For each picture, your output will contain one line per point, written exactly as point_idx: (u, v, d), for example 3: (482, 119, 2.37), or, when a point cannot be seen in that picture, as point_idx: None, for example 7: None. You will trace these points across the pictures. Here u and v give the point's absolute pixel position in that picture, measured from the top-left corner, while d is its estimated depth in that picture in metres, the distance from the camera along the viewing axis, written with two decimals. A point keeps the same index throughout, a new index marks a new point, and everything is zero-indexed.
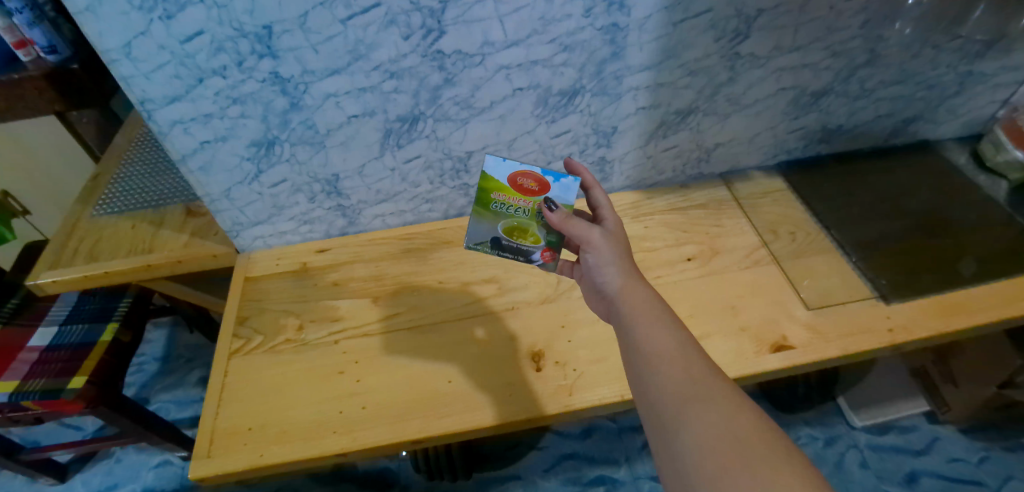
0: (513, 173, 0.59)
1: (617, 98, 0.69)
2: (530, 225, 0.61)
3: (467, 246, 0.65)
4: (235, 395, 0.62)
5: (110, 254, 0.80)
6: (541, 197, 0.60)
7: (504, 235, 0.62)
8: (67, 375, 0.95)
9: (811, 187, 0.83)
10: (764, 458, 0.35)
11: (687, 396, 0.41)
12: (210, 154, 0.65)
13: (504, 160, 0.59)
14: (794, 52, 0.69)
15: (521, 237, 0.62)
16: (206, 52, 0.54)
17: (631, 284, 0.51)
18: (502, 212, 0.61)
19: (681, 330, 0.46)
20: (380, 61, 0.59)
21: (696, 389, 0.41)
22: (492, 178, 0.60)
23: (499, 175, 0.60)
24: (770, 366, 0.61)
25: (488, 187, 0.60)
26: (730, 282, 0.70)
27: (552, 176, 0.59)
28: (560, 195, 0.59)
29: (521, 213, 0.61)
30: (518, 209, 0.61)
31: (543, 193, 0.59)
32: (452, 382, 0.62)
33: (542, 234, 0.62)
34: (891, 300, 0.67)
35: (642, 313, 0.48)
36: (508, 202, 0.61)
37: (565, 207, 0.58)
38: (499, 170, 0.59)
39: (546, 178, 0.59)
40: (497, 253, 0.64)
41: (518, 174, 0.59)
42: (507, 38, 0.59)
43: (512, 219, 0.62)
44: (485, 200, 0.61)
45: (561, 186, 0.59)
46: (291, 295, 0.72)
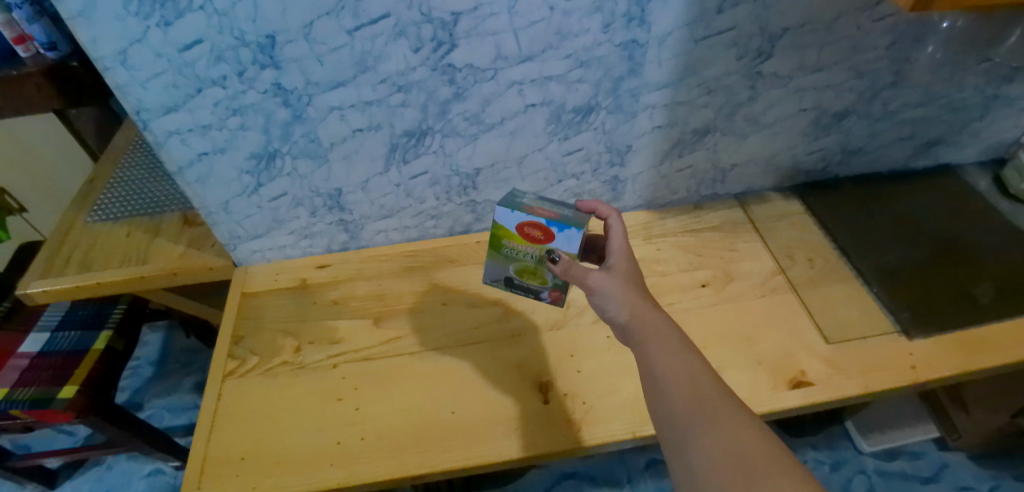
0: (519, 221, 0.54)
1: (632, 116, 0.66)
2: (539, 269, 0.60)
3: (484, 280, 0.67)
4: (228, 420, 0.59)
5: (103, 262, 0.77)
6: (547, 245, 0.54)
7: (515, 275, 0.63)
8: (59, 383, 0.91)
9: (830, 210, 0.80)
10: (769, 475, 0.35)
11: (694, 415, 0.41)
12: (207, 166, 0.62)
13: (509, 211, 0.53)
14: (816, 72, 0.67)
15: (530, 278, 0.63)
16: (205, 61, 0.52)
17: (646, 307, 0.48)
18: (511, 256, 0.60)
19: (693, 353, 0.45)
20: (387, 73, 0.56)
21: (706, 407, 0.41)
22: (500, 225, 0.55)
23: (506, 224, 0.54)
24: (789, 403, 0.58)
25: (500, 234, 0.56)
26: (746, 310, 0.67)
27: (555, 226, 0.52)
28: (564, 244, 0.53)
29: (527, 257, 0.59)
30: (527, 255, 0.58)
31: (549, 241, 0.54)
32: (455, 413, 0.59)
33: (550, 278, 0.61)
34: (913, 336, 0.64)
35: (658, 334, 0.46)
36: (517, 248, 0.58)
37: (571, 256, 0.53)
38: (505, 219, 0.54)
39: (550, 228, 0.52)
40: (509, 286, 0.67)
41: (523, 224, 0.53)
42: (521, 52, 0.56)
43: (521, 262, 0.60)
44: (496, 244, 0.58)
45: (564, 236, 0.52)
46: (288, 314, 0.69)
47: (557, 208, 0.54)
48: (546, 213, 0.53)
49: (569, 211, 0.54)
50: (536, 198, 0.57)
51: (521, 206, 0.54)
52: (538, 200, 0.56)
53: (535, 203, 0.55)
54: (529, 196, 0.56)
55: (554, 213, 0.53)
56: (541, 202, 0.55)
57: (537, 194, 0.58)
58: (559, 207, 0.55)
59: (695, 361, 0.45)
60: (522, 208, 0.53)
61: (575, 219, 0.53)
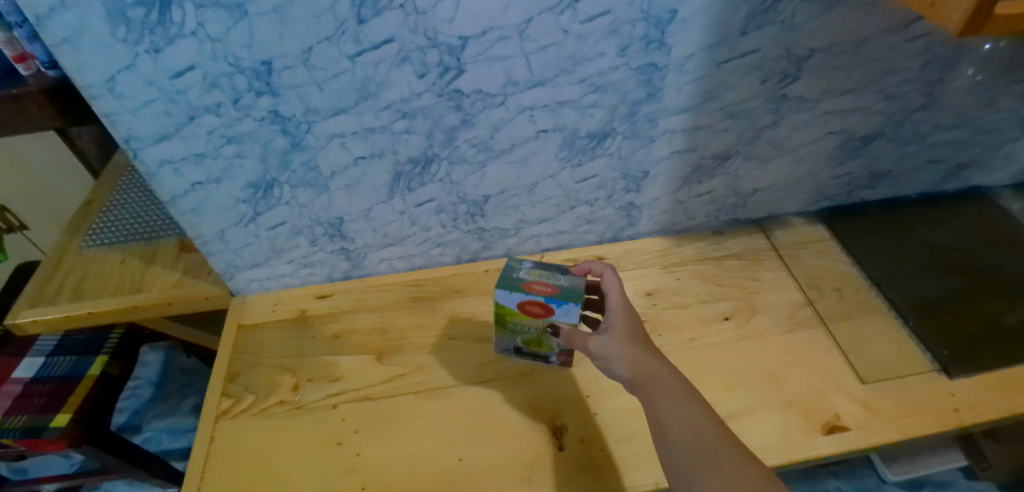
0: (520, 301, 0.53)
1: (650, 142, 0.63)
2: (544, 339, 0.59)
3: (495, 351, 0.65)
4: (220, 466, 0.55)
5: (95, 291, 0.74)
6: (549, 319, 0.54)
7: (523, 345, 0.61)
8: (51, 411, 0.88)
9: (857, 237, 0.76)
10: None
11: (694, 464, 0.42)
12: (202, 195, 0.59)
13: (508, 291, 0.52)
14: (844, 95, 0.63)
15: (538, 347, 0.61)
16: (198, 89, 0.48)
17: (647, 358, 0.49)
18: (515, 329, 0.58)
19: (691, 399, 0.46)
20: (391, 100, 0.53)
21: (706, 455, 0.42)
22: (502, 304, 0.55)
23: (508, 303, 0.54)
24: (823, 451, 0.53)
25: (503, 311, 0.56)
26: (772, 347, 0.63)
27: (553, 302, 0.51)
28: (564, 317, 0.52)
29: (531, 330, 0.58)
30: (530, 327, 0.57)
31: (550, 315, 0.54)
32: (462, 460, 0.55)
33: (557, 346, 0.59)
34: (955, 375, 0.60)
35: (656, 384, 0.47)
36: (520, 322, 0.57)
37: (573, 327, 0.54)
38: (506, 298, 0.53)
39: (549, 304, 0.52)
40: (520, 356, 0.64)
41: (523, 303, 0.53)
42: (532, 77, 0.53)
43: (526, 334, 0.59)
44: (500, 319, 0.58)
45: (564, 311, 0.52)
46: (286, 348, 0.66)
47: (554, 279, 0.54)
48: (544, 288, 0.53)
49: (566, 280, 0.54)
50: (532, 266, 0.57)
51: (519, 282, 0.54)
52: (536, 270, 0.56)
53: (533, 277, 0.55)
54: (526, 268, 0.56)
55: (552, 286, 0.53)
56: (538, 273, 0.55)
57: (533, 261, 0.58)
58: (557, 277, 0.55)
59: (695, 407, 0.46)
60: (521, 286, 0.53)
61: (572, 290, 0.53)
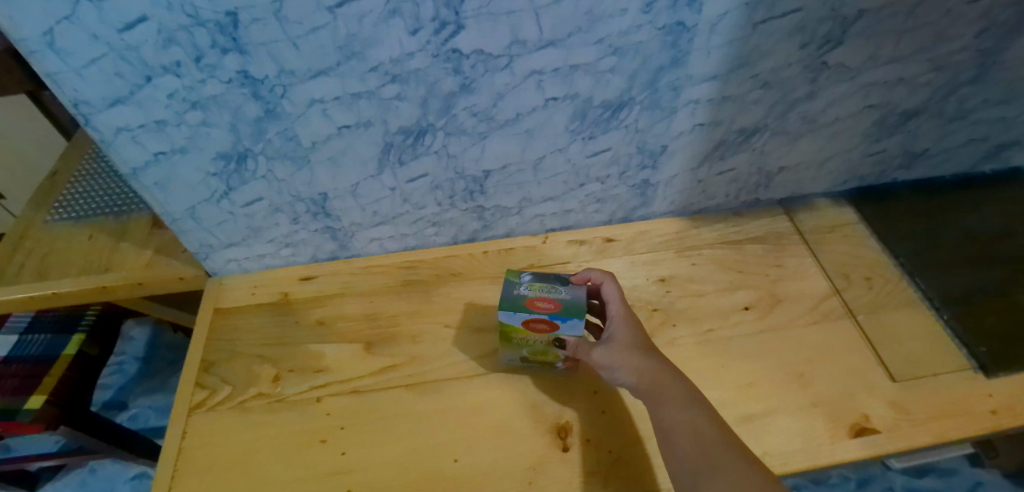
0: (524, 319, 0.49)
1: (671, 114, 0.56)
2: (549, 349, 0.53)
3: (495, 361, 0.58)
4: (195, 464, 0.51)
5: (60, 270, 0.68)
6: (554, 334, 0.50)
7: (527, 356, 0.55)
8: (24, 393, 0.83)
9: (888, 222, 0.71)
10: None
11: (698, 466, 0.41)
12: (167, 167, 0.52)
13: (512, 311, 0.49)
14: (891, 64, 0.56)
15: (543, 357, 0.54)
16: (153, 45, 0.41)
17: (652, 365, 0.47)
18: (518, 343, 0.53)
19: (696, 405, 0.45)
20: (378, 61, 0.45)
21: (711, 459, 0.40)
22: (504, 322, 0.50)
23: (511, 321, 0.50)
24: (850, 455, 0.49)
25: (504, 329, 0.51)
26: (795, 341, 0.58)
27: (559, 318, 0.48)
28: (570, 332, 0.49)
29: (537, 342, 0.52)
30: (535, 341, 0.52)
31: (555, 330, 0.50)
32: (458, 462, 0.50)
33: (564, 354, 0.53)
34: (994, 375, 0.56)
35: (660, 392, 0.46)
36: (524, 336, 0.51)
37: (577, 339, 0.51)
38: (509, 317, 0.49)
39: (555, 321, 0.49)
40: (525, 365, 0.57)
41: (527, 321, 0.49)
42: (542, 37, 0.46)
43: (530, 346, 0.53)
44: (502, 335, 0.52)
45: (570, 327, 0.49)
46: (267, 335, 0.61)
47: (556, 293, 0.51)
48: (547, 304, 0.50)
49: (567, 293, 0.51)
50: (531, 279, 0.54)
51: (521, 300, 0.50)
52: (536, 284, 0.53)
53: (534, 293, 0.51)
54: (526, 282, 0.53)
55: (555, 302, 0.50)
56: (539, 288, 0.52)
57: (531, 273, 0.55)
58: (558, 291, 0.52)
59: (700, 413, 0.44)
60: (523, 305, 0.50)
61: (575, 304, 0.50)
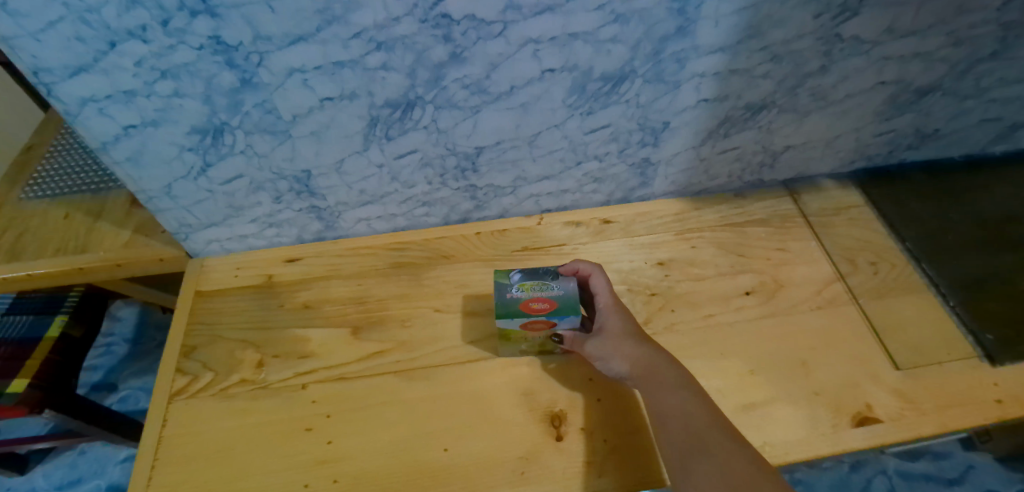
0: (522, 323, 0.49)
1: (675, 88, 0.53)
2: (547, 343, 0.53)
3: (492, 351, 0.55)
4: (176, 453, 0.49)
5: (34, 251, 0.65)
6: (552, 330, 0.50)
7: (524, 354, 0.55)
8: (7, 376, 0.81)
9: (896, 204, 0.68)
10: None
11: (690, 448, 0.40)
12: (139, 141, 0.49)
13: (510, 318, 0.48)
14: (908, 36, 0.53)
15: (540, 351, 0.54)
16: (114, 6, 0.37)
17: (643, 353, 0.46)
18: (515, 342, 0.52)
19: (686, 389, 0.44)
20: (362, 26, 0.42)
21: (699, 440, 0.40)
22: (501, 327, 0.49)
23: (510, 326, 0.49)
24: (853, 445, 0.48)
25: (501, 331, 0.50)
26: (799, 327, 0.56)
27: (557, 316, 0.48)
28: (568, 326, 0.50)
29: (534, 338, 0.52)
30: (533, 337, 0.51)
31: (553, 326, 0.50)
32: (448, 451, 0.48)
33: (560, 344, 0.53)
34: (1000, 363, 0.54)
35: (651, 378, 0.45)
36: (522, 336, 0.51)
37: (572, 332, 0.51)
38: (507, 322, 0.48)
39: (554, 319, 0.49)
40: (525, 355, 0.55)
41: (525, 323, 0.49)
42: (539, 2, 0.42)
43: (527, 343, 0.53)
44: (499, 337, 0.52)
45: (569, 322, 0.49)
46: (250, 319, 0.58)
47: (549, 289, 0.50)
48: (542, 305, 0.49)
49: (560, 289, 0.50)
50: (521, 276, 0.51)
51: (516, 304, 0.49)
52: (527, 283, 0.50)
53: (527, 294, 0.49)
54: (517, 283, 0.50)
55: (550, 301, 0.49)
56: (531, 287, 0.50)
57: (520, 270, 0.52)
58: (551, 287, 0.50)
59: (691, 397, 0.43)
60: (519, 309, 0.49)
61: (571, 299, 0.49)
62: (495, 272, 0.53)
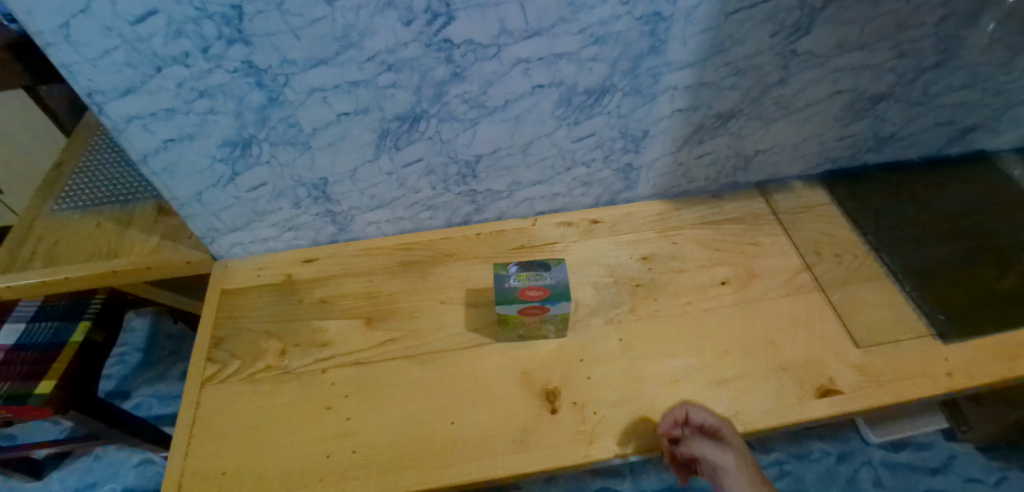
0: (519, 309, 0.55)
1: (651, 99, 0.59)
2: (541, 326, 0.59)
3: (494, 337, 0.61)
4: (209, 431, 0.55)
5: (70, 257, 0.71)
6: (544, 314, 0.56)
7: (521, 338, 0.60)
8: (35, 379, 0.86)
9: (859, 201, 0.75)
10: None
11: None
12: (175, 154, 0.55)
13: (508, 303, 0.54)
14: (857, 50, 0.59)
15: (535, 335, 0.60)
16: (162, 37, 0.44)
17: None
18: (513, 327, 0.58)
19: None
20: (374, 50, 0.49)
21: None
22: (501, 313, 0.56)
23: (509, 311, 0.55)
24: (818, 414, 0.53)
25: (501, 317, 0.57)
26: (770, 312, 0.62)
27: (550, 301, 0.54)
28: (559, 311, 0.55)
29: (530, 322, 0.58)
30: (529, 321, 0.57)
31: (546, 311, 0.56)
32: (454, 424, 0.54)
33: (552, 326, 0.59)
34: (949, 341, 0.60)
35: None
36: (520, 320, 0.57)
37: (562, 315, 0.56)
38: (507, 308, 0.55)
39: (547, 304, 0.55)
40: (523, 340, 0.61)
41: (522, 308, 0.55)
42: (528, 27, 0.49)
43: (523, 327, 0.59)
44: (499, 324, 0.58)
45: (559, 307, 0.55)
46: (272, 313, 0.64)
47: (542, 279, 0.57)
48: (536, 292, 0.55)
49: (551, 278, 0.56)
50: (518, 268, 0.59)
51: (514, 292, 0.56)
52: (523, 273, 0.58)
53: (523, 283, 0.56)
54: (514, 273, 0.57)
55: (543, 288, 0.56)
56: (526, 277, 0.57)
57: (516, 263, 0.59)
58: (544, 277, 0.57)
59: None
60: (517, 296, 0.55)
61: (561, 287, 0.55)
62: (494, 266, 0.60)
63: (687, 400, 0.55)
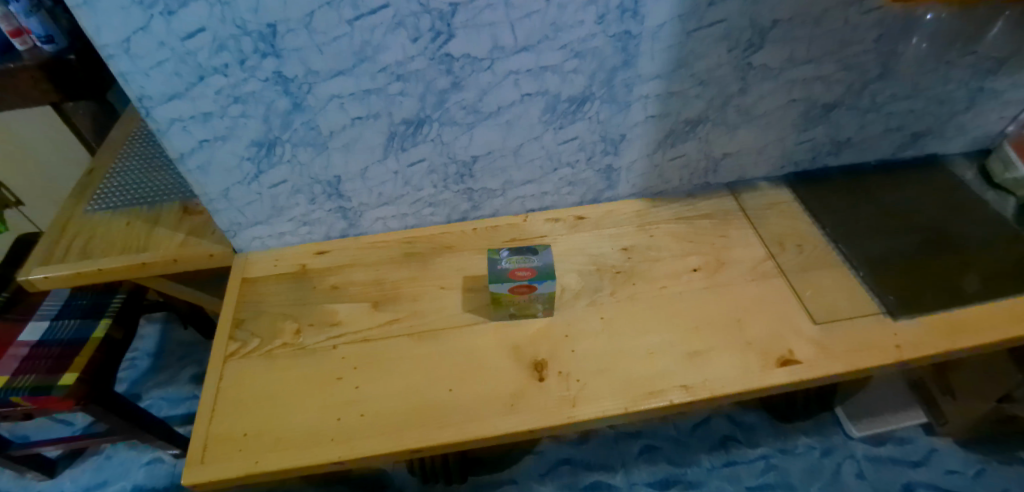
0: (510, 287, 0.62)
1: (626, 107, 0.68)
2: (531, 305, 0.66)
3: (489, 316, 0.68)
4: (231, 398, 0.61)
5: (103, 251, 0.78)
6: (533, 294, 0.63)
7: (512, 315, 0.67)
8: (59, 372, 0.92)
9: (819, 199, 0.83)
10: None
11: None
12: (209, 153, 0.63)
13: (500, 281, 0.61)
14: (806, 64, 0.67)
15: (526, 313, 0.67)
16: (207, 51, 0.52)
17: None
18: (505, 304, 0.65)
19: None
20: (386, 63, 0.57)
21: None
22: (494, 291, 0.63)
23: (501, 289, 0.62)
24: (778, 382, 0.59)
25: (494, 295, 0.64)
26: (736, 295, 0.69)
27: (537, 280, 0.62)
28: (546, 289, 0.63)
29: (520, 301, 0.65)
30: (520, 300, 0.64)
31: (534, 290, 0.63)
32: (452, 391, 0.60)
33: (540, 305, 0.66)
34: (898, 317, 0.66)
35: None
36: (512, 299, 0.64)
37: (549, 294, 0.63)
38: (499, 286, 0.62)
39: (535, 283, 0.62)
40: (515, 318, 0.68)
41: (513, 287, 0.62)
42: (516, 44, 0.58)
43: (514, 305, 0.66)
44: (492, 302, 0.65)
45: (546, 285, 0.62)
46: (288, 298, 0.72)
47: (530, 262, 0.65)
48: (524, 272, 0.63)
49: (538, 261, 0.64)
50: (509, 253, 0.67)
51: (505, 273, 0.63)
52: (513, 258, 0.65)
53: (513, 265, 0.64)
54: (505, 257, 0.65)
55: (531, 269, 0.63)
56: (516, 260, 0.65)
57: (507, 249, 0.67)
58: (531, 260, 0.65)
59: None
60: (507, 276, 0.63)
61: (546, 267, 0.63)
62: (489, 252, 0.68)
63: (662, 369, 0.61)
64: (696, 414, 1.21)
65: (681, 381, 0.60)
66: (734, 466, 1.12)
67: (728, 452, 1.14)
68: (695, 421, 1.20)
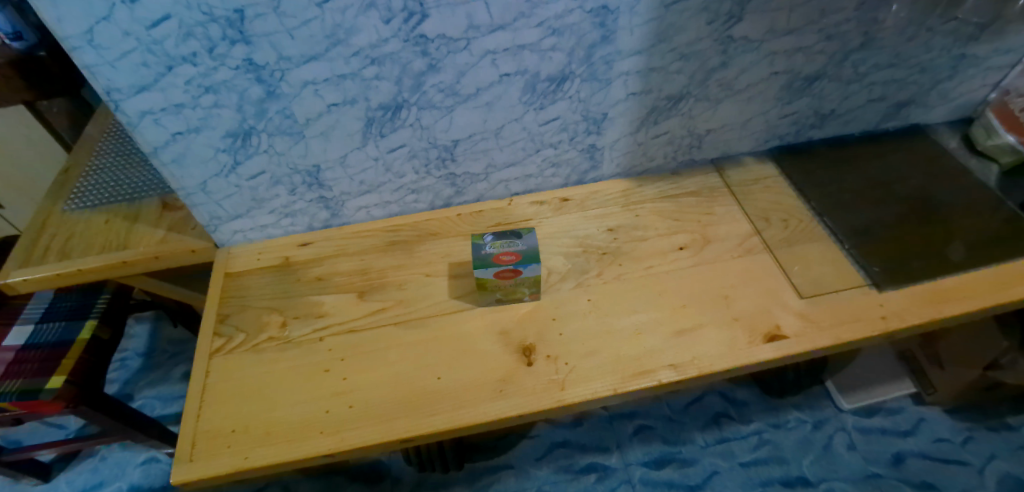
0: (495, 272, 0.62)
1: (607, 84, 0.67)
2: (518, 290, 0.65)
3: (477, 303, 0.68)
4: (217, 395, 0.60)
5: (82, 250, 0.76)
6: (518, 278, 0.63)
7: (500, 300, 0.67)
8: (45, 374, 0.91)
9: (802, 173, 0.83)
10: None
11: None
12: (183, 146, 0.61)
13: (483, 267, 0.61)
14: (788, 35, 0.67)
15: (512, 298, 0.67)
16: (174, 38, 0.50)
17: None
18: (492, 290, 0.65)
19: None
20: (359, 46, 0.56)
21: None
22: (477, 277, 0.62)
23: (485, 275, 0.62)
24: (764, 355, 0.60)
25: (480, 282, 0.63)
26: (721, 271, 0.70)
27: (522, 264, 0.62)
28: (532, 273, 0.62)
29: (507, 286, 0.64)
30: (506, 284, 0.64)
31: (518, 274, 0.63)
32: (440, 378, 0.60)
33: (527, 290, 0.66)
34: (884, 288, 0.66)
35: None
36: (499, 284, 0.64)
37: (536, 278, 0.63)
38: (485, 272, 0.62)
39: (520, 267, 0.62)
40: (503, 303, 0.68)
41: (497, 272, 0.62)
42: (493, 22, 0.56)
43: (502, 290, 0.65)
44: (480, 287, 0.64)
45: (530, 269, 0.62)
46: (273, 292, 0.71)
47: (514, 246, 0.64)
48: (509, 257, 0.63)
49: (522, 244, 0.64)
50: (493, 238, 0.66)
51: (489, 257, 0.63)
52: (498, 242, 0.65)
53: (498, 250, 0.64)
54: (490, 242, 0.65)
55: (515, 254, 0.63)
56: (501, 245, 0.64)
57: (492, 234, 0.67)
58: (516, 244, 0.64)
59: None
60: (492, 261, 0.62)
61: (531, 251, 0.63)
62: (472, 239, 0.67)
63: (650, 347, 0.61)
64: (691, 392, 1.22)
65: (669, 360, 0.60)
66: (727, 442, 1.13)
67: (721, 429, 1.15)
68: (689, 400, 1.21)
